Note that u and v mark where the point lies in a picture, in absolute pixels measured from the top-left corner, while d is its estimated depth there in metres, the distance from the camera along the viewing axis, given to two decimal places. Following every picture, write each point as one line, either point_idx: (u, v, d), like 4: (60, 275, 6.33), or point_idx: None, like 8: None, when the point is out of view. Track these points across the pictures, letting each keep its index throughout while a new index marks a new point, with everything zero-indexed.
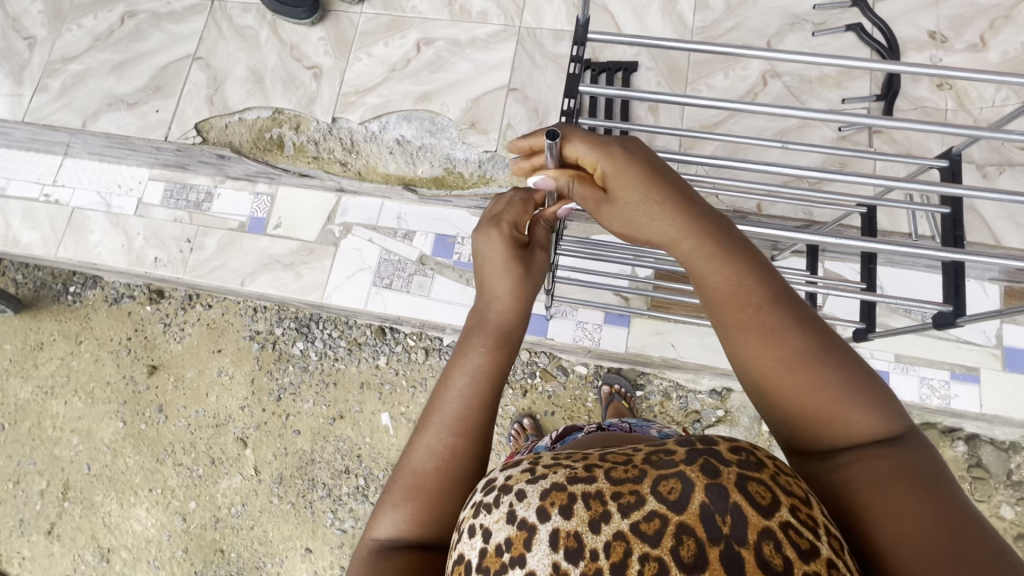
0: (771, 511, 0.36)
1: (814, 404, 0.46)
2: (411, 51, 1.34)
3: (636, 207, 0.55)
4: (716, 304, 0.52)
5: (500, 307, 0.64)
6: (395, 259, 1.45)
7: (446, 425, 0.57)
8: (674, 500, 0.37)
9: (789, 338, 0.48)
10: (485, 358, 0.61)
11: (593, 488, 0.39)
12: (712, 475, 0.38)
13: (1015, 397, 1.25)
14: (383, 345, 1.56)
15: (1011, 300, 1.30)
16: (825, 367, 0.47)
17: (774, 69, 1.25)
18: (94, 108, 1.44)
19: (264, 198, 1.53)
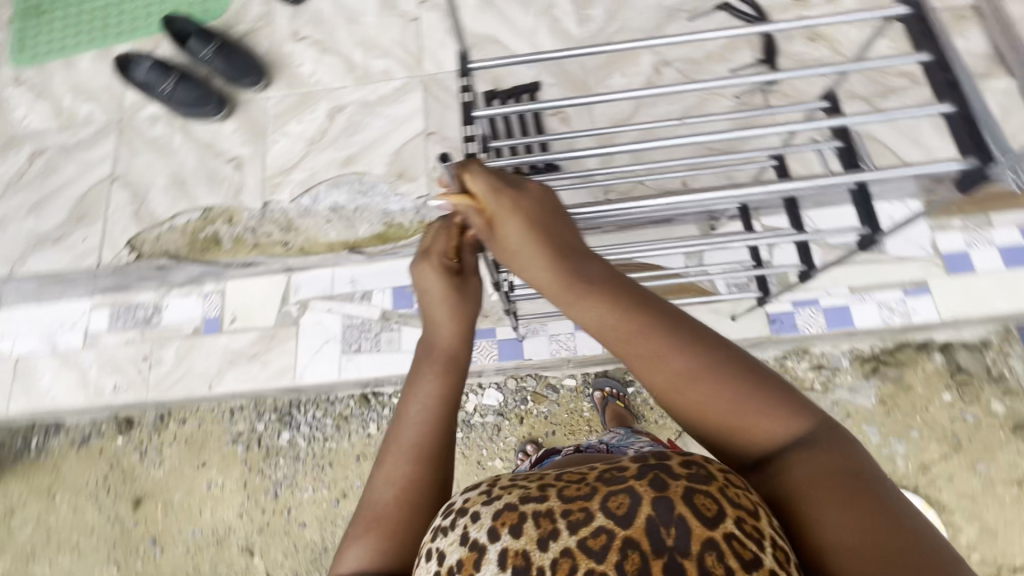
0: (715, 522, 0.38)
1: (727, 419, 0.50)
2: (324, 122, 1.38)
3: (528, 259, 0.57)
4: (607, 339, 0.54)
5: (442, 337, 0.69)
6: (359, 322, 1.44)
7: (405, 451, 0.62)
8: (622, 514, 0.39)
9: (684, 357, 0.51)
10: (433, 387, 0.66)
11: (545, 507, 0.41)
12: (660, 489, 0.40)
13: (967, 297, 1.31)
14: (370, 411, 1.55)
15: (936, 210, 1.38)
16: (725, 381, 0.50)
17: (664, 58, 1.34)
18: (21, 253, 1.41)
19: (214, 296, 1.50)
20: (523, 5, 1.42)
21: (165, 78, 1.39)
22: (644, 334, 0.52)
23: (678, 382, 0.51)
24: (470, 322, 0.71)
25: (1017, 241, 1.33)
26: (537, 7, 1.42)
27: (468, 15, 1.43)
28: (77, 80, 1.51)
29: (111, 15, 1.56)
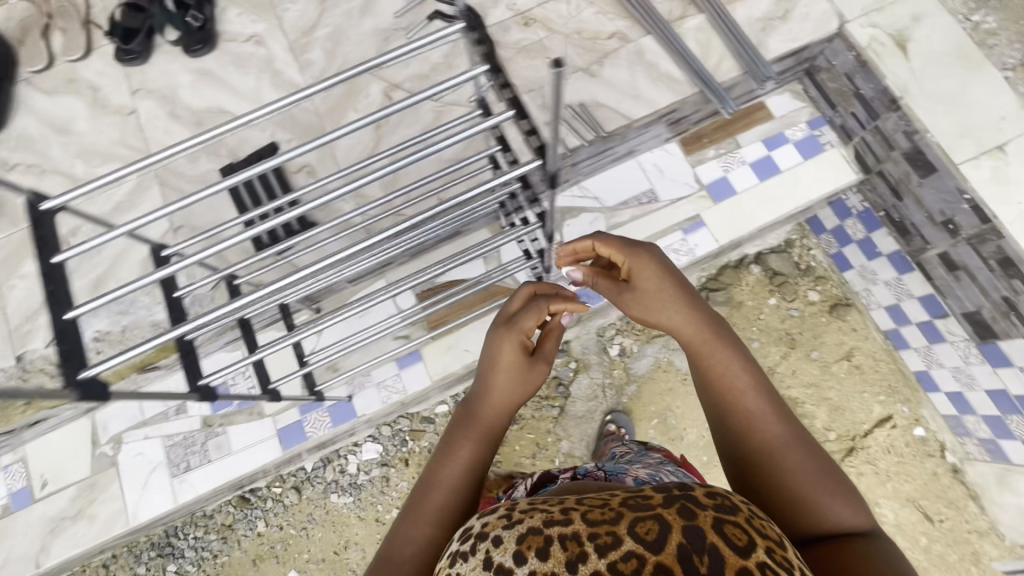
0: (747, 551, 0.43)
1: (802, 478, 0.71)
2: (61, 249, 1.26)
3: (664, 304, 0.84)
4: (718, 382, 0.79)
5: (489, 411, 0.89)
6: (181, 438, 1.35)
7: (432, 512, 0.78)
8: (651, 539, 0.43)
9: (770, 422, 0.75)
10: (472, 456, 0.85)
11: (570, 529, 0.45)
12: (689, 517, 0.44)
13: (736, 217, 1.41)
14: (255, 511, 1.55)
15: (692, 146, 1.45)
16: (800, 454, 0.72)
17: (392, 82, 1.32)
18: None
19: (15, 466, 1.36)
20: (241, 67, 1.36)
21: None
22: (736, 377, 0.79)
23: (749, 408, 0.77)
24: (519, 399, 0.90)
25: (763, 153, 1.44)
26: (255, 64, 1.36)
27: (186, 92, 1.35)
28: None
29: None
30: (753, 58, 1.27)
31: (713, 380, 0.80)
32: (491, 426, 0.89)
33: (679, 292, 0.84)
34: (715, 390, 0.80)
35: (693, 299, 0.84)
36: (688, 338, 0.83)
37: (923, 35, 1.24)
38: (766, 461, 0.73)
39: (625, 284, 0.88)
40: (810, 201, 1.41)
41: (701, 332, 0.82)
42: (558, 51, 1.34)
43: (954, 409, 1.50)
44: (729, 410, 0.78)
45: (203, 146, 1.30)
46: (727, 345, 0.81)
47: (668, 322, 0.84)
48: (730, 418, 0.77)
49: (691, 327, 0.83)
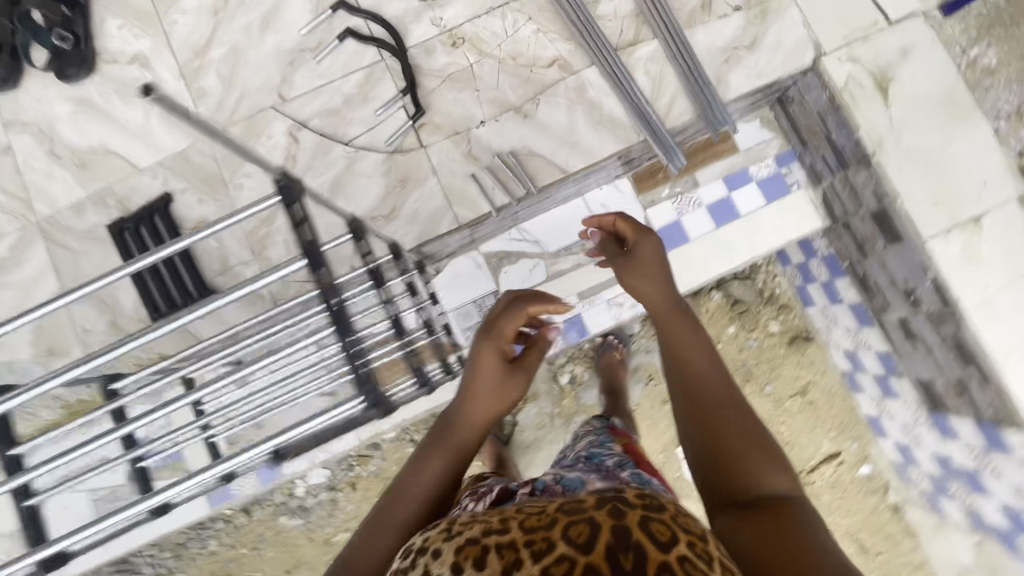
0: (667, 545, 0.51)
1: (737, 441, 0.69)
2: None
3: (655, 290, 0.85)
4: (675, 349, 0.79)
5: (468, 423, 0.91)
6: (107, 490, 1.34)
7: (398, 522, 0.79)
8: (581, 542, 0.50)
9: (724, 390, 0.75)
10: (448, 466, 0.87)
11: (505, 538, 0.52)
12: (618, 517, 0.53)
13: (687, 267, 1.29)
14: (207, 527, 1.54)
15: (646, 184, 1.30)
16: (744, 420, 0.71)
17: (298, 120, 1.15)
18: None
19: None
20: (123, 96, 1.18)
21: None
22: (704, 358, 0.78)
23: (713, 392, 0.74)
24: (494, 408, 0.92)
25: (722, 194, 1.29)
26: (142, 93, 1.18)
27: (64, 127, 1.18)
28: None
29: None
30: (710, 97, 1.09)
31: (678, 362, 0.78)
32: (466, 437, 0.91)
33: (664, 270, 0.87)
34: (678, 373, 0.77)
35: (664, 273, 0.86)
36: (660, 313, 0.83)
37: (908, 75, 1.06)
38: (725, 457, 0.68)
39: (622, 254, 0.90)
40: (771, 250, 1.28)
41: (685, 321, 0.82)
42: (488, 82, 1.15)
43: (901, 457, 1.43)
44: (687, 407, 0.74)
45: (88, 195, 1.16)
46: (688, 322, 0.82)
47: (648, 300, 0.85)
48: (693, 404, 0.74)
49: (672, 317, 0.83)
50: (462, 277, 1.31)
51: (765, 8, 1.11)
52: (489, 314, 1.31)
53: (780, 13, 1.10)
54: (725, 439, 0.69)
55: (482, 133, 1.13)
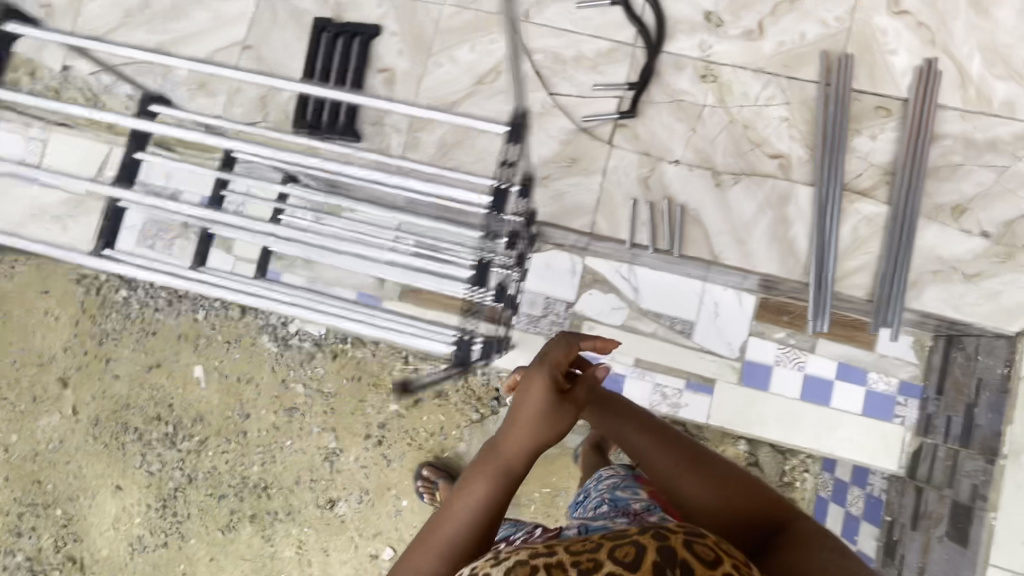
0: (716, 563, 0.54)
1: (716, 497, 0.80)
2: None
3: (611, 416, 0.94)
4: (645, 456, 0.88)
5: (513, 444, 0.83)
6: (161, 219, 1.41)
7: (461, 528, 0.77)
8: (629, 559, 0.55)
9: (683, 463, 0.85)
10: (490, 485, 0.80)
11: (555, 558, 0.57)
12: (662, 540, 0.57)
13: (746, 411, 1.23)
14: (204, 299, 1.84)
15: (765, 314, 1.24)
16: (713, 471, 0.83)
17: (525, 46, 1.19)
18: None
19: (38, 144, 1.46)
20: None
21: None
22: (665, 445, 0.88)
23: (678, 474, 0.83)
24: (547, 435, 0.85)
25: (826, 374, 1.24)
26: None
27: None
28: None
29: None
30: (895, 296, 1.12)
31: (655, 464, 0.87)
32: (511, 454, 0.83)
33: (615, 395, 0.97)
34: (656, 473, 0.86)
35: (615, 399, 0.95)
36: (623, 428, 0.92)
37: None
38: (731, 508, 0.79)
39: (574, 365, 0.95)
40: (831, 455, 1.22)
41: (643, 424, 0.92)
42: (703, 132, 1.12)
43: None
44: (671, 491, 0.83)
45: None
46: (650, 427, 0.91)
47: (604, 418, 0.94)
48: (678, 493, 0.83)
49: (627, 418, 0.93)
50: (552, 272, 1.29)
51: (1009, 253, 1.13)
52: (550, 317, 1.29)
53: (1017, 267, 1.11)
54: (714, 501, 0.80)
55: (671, 172, 1.15)
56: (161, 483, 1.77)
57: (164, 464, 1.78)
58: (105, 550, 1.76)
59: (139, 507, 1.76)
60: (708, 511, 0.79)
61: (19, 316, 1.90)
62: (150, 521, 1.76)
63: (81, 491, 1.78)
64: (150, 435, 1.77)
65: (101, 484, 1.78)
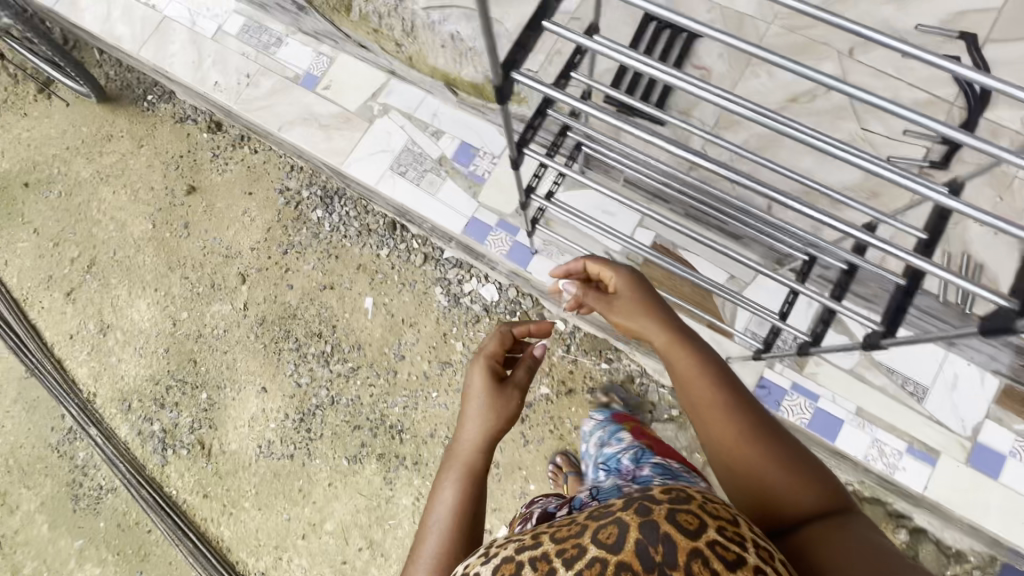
0: (698, 533, 0.59)
1: (754, 475, 0.78)
2: None
3: (679, 360, 0.87)
4: (686, 388, 0.86)
5: (471, 438, 1.01)
6: (418, 152, 1.49)
7: (442, 521, 0.95)
8: (612, 541, 0.61)
9: (732, 426, 0.80)
10: (463, 475, 0.98)
11: (543, 550, 0.64)
12: (645, 514, 0.62)
13: (967, 496, 1.17)
14: (389, 238, 1.92)
15: (1008, 403, 1.19)
16: (769, 449, 0.79)
17: (843, 78, 1.17)
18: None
19: (324, 59, 1.60)
20: None
21: None
22: (725, 408, 0.82)
23: (728, 437, 0.80)
24: (497, 427, 1.03)
25: None
26: None
27: None
28: None
29: None
30: None
31: (707, 423, 0.82)
32: (472, 446, 1.01)
33: (650, 305, 0.93)
34: (704, 429, 0.83)
35: (654, 306, 0.93)
36: (668, 351, 0.89)
37: None
38: (741, 479, 0.79)
39: (613, 295, 0.98)
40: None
41: (694, 368, 0.85)
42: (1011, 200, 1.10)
43: None
44: (720, 454, 0.81)
45: None
46: (685, 339, 0.88)
47: (652, 342, 0.92)
48: (712, 449, 0.82)
49: (688, 364, 0.86)
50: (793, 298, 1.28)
51: None
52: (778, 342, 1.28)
53: None
54: (753, 474, 0.78)
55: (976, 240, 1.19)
56: (305, 397, 1.81)
57: (312, 380, 1.83)
58: (234, 444, 1.81)
59: (277, 414, 1.81)
60: (739, 483, 0.80)
61: (220, 208, 2.03)
62: (283, 431, 1.80)
63: (229, 382, 1.85)
64: (309, 348, 1.83)
65: (249, 381, 1.85)
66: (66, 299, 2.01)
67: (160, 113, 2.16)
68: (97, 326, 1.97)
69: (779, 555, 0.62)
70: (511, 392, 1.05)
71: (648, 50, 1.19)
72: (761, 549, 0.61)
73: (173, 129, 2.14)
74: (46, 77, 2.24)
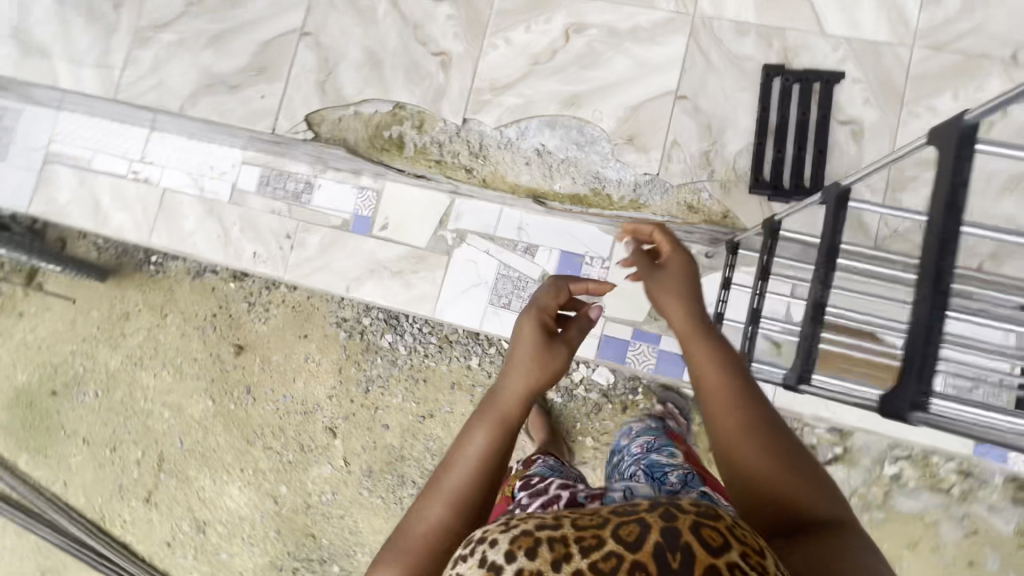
0: (721, 552, 0.37)
1: (766, 476, 0.57)
2: (558, 41, 1.11)
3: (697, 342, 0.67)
4: (698, 369, 0.65)
5: (511, 397, 0.76)
6: (515, 276, 1.31)
7: (451, 492, 0.68)
8: (632, 540, 0.38)
9: (749, 412, 0.61)
10: (492, 437, 0.73)
11: (559, 532, 0.40)
12: (671, 518, 0.39)
13: None
14: (475, 345, 1.74)
15: None
16: (783, 446, 0.59)
17: (1018, 91, 0.99)
18: (158, 88, 1.24)
19: (369, 193, 1.38)
20: None
21: None
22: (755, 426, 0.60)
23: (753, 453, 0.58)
24: (536, 385, 0.78)
25: None
26: None
27: None
28: None
29: None
30: None
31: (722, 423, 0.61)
32: (511, 409, 0.76)
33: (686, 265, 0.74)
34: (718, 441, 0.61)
35: (689, 271, 0.73)
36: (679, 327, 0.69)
37: None
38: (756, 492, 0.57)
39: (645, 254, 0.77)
40: None
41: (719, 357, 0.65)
42: None
43: None
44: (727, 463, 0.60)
45: (760, 23, 1.06)
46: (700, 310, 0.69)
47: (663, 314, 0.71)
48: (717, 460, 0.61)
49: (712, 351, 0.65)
50: None
51: None
52: None
53: None
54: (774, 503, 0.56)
55: None
56: None
57: None
58: None
59: None
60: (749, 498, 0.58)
61: (278, 362, 1.83)
62: None
63: (359, 547, 1.72)
64: None
65: (379, 540, 1.72)
66: (147, 506, 1.85)
67: (172, 272, 1.91)
68: (193, 525, 1.82)
69: None
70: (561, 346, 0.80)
71: (784, 123, 1.03)
72: None
73: (192, 287, 1.89)
74: (27, 268, 1.95)
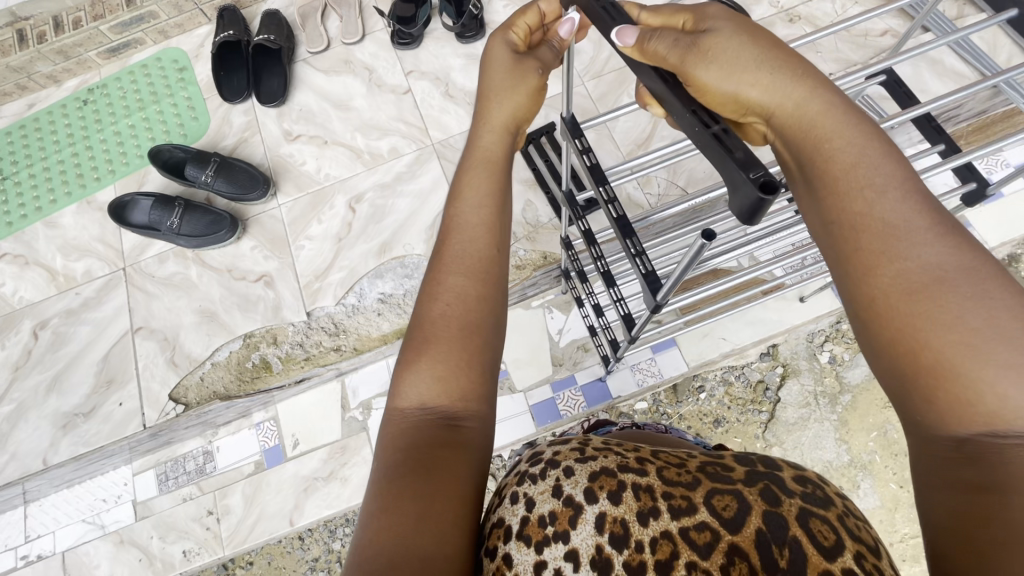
0: (835, 550, 0.40)
1: (888, 298, 0.38)
2: (347, 215, 1.32)
3: (863, 158, 0.41)
4: (840, 166, 0.41)
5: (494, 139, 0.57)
6: None
7: (460, 270, 0.52)
8: (727, 517, 0.43)
9: (900, 215, 0.39)
10: (489, 195, 0.54)
11: (644, 481, 0.46)
12: (772, 502, 0.44)
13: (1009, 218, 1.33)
14: None
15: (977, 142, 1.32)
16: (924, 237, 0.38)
17: None
18: (15, 457, 1.26)
19: (268, 423, 1.26)
20: None
21: (170, 213, 1.28)
22: (951, 274, 0.36)
23: (979, 331, 0.35)
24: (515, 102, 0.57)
25: None
26: None
27: (458, 75, 1.40)
28: (65, 238, 1.39)
29: (68, 166, 1.45)
30: None
31: (867, 270, 0.39)
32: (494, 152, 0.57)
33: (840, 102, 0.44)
34: (876, 330, 0.38)
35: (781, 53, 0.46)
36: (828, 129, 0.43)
37: None
38: (957, 503, 0.34)
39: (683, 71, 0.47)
40: None
41: (907, 173, 0.40)
42: (828, 47, 1.32)
43: None
44: (899, 359, 0.37)
45: None
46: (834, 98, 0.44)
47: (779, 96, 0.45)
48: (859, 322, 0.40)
49: (872, 177, 0.40)
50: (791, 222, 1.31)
51: None
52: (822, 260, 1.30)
53: None
54: (994, 517, 0.32)
55: (853, 67, 1.30)
56: None
57: None
58: None
59: None
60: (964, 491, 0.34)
61: None
62: None
63: None
64: None
65: None
66: None
67: None
68: None
69: (840, 505, 0.45)
70: (532, 62, 0.57)
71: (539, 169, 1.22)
72: (856, 525, 0.43)
73: None
74: None
